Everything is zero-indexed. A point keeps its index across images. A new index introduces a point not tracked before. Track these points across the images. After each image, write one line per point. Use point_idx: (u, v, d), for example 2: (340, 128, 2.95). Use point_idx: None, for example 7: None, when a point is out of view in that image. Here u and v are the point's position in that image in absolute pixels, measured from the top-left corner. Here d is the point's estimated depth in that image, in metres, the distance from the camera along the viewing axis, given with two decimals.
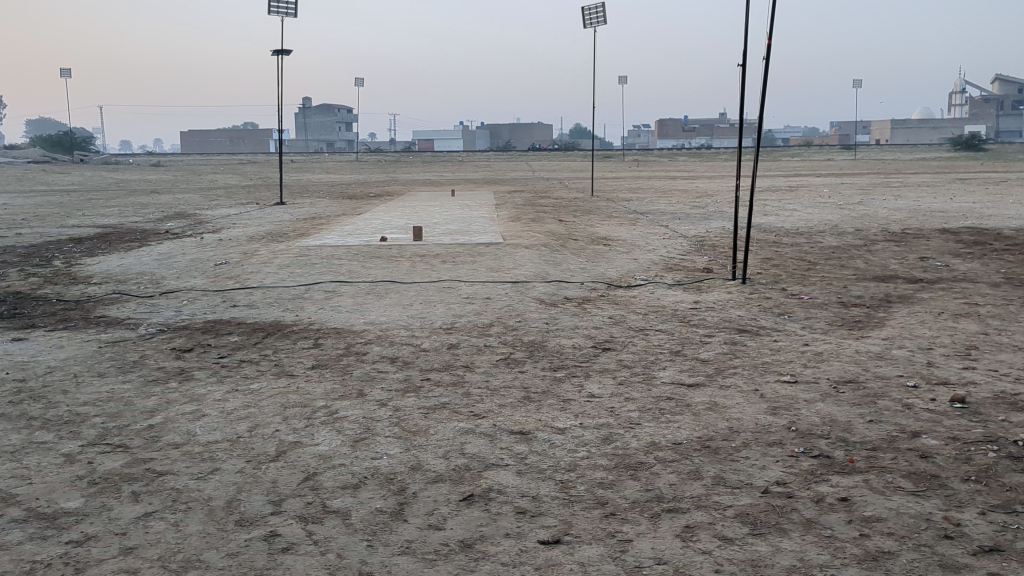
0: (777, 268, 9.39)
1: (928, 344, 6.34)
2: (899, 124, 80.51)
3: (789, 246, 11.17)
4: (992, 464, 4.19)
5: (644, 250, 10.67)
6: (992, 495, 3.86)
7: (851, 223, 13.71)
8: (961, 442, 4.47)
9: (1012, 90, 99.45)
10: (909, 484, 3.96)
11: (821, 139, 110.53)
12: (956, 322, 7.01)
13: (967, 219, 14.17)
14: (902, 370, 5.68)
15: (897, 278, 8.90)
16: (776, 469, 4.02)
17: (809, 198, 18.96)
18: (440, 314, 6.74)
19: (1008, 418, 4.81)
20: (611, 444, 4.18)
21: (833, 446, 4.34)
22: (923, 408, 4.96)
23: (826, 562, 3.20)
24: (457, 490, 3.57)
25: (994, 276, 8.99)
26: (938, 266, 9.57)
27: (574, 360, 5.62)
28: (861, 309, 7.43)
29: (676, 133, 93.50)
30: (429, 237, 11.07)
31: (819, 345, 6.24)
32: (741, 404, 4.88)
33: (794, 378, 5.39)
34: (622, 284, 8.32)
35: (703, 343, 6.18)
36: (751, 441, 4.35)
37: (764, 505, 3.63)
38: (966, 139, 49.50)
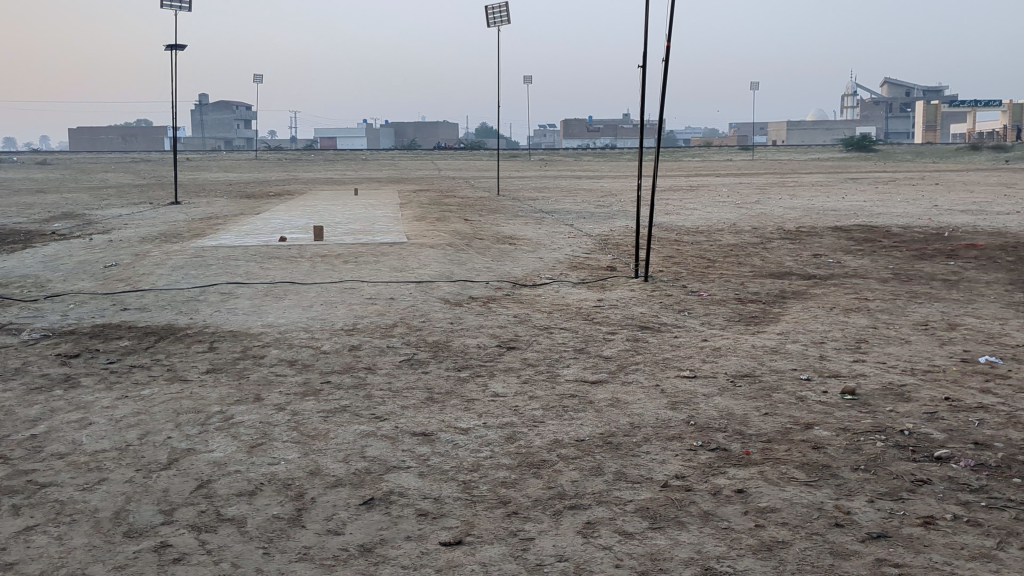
0: (677, 266, 9.58)
1: (821, 338, 6.56)
2: (795, 125, 83.14)
3: (690, 244, 11.40)
4: (880, 454, 4.38)
5: (547, 249, 10.74)
6: (880, 484, 4.03)
7: (748, 221, 14.08)
8: (851, 432, 4.64)
9: (900, 94, 103.76)
10: (802, 474, 4.08)
11: (721, 139, 113.35)
12: (847, 316, 7.27)
13: (857, 217, 14.70)
14: (796, 363, 5.87)
15: (792, 274, 9.18)
16: (675, 463, 4.09)
17: (708, 197, 19.39)
18: (342, 315, 6.64)
19: (895, 409, 5.04)
20: (514, 443, 4.19)
21: (730, 439, 4.45)
22: (816, 400, 5.12)
23: (723, 553, 3.27)
24: (357, 494, 3.52)
25: (882, 273, 9.35)
26: (830, 263, 9.92)
27: (478, 359, 5.61)
28: (758, 305, 7.63)
29: (581, 133, 94.50)
30: (331, 236, 10.93)
31: (717, 340, 6.39)
32: (642, 399, 4.96)
33: (693, 373, 5.49)
34: (526, 282, 8.36)
35: (606, 340, 6.25)
36: (651, 435, 4.42)
37: (664, 499, 3.69)
38: (858, 139, 51.30)
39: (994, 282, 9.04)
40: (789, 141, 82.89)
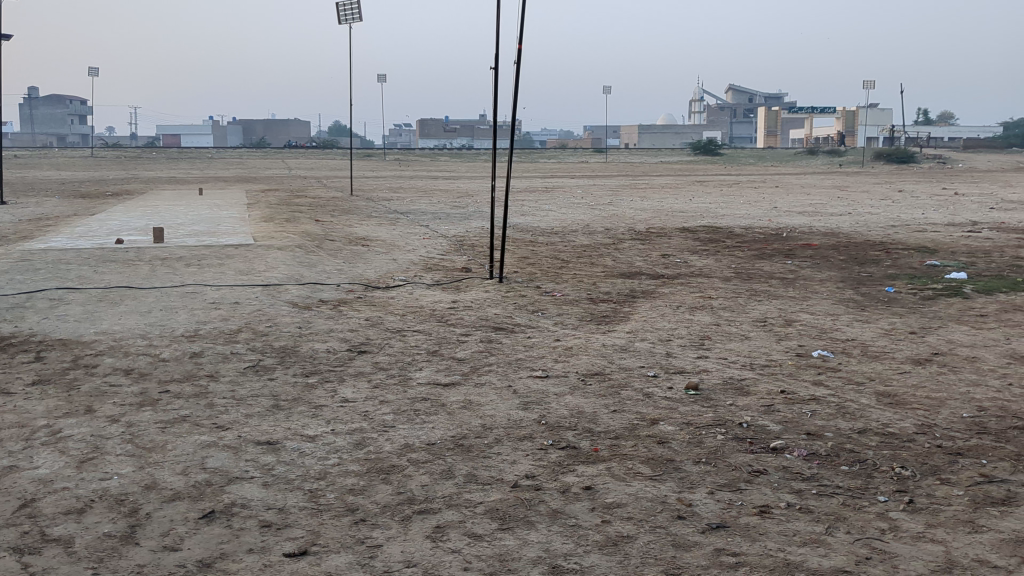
0: (531, 266, 9.70)
1: (668, 335, 6.78)
2: (646, 128, 85.73)
3: (544, 244, 11.57)
4: (720, 447, 4.56)
5: (402, 250, 10.67)
6: (720, 476, 4.21)
7: (600, 222, 14.41)
8: (695, 426, 4.81)
9: (744, 100, 108.74)
10: (648, 469, 4.20)
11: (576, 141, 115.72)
12: (693, 314, 7.55)
13: (703, 218, 15.29)
14: (644, 361, 6.04)
15: (641, 274, 9.45)
16: (525, 463, 4.13)
17: (562, 199, 19.75)
18: (183, 321, 6.39)
19: (735, 403, 5.26)
20: (364, 449, 4.13)
21: (579, 437, 4.53)
22: (662, 396, 5.29)
23: (570, 550, 3.33)
24: (197, 507, 3.39)
25: (726, 272, 9.75)
26: (677, 263, 10.27)
27: (327, 364, 5.50)
28: (608, 304, 7.81)
29: (438, 133, 94.40)
30: (173, 238, 10.56)
31: (569, 339, 6.50)
32: (494, 400, 4.98)
33: (545, 373, 5.57)
34: (379, 284, 8.30)
35: (459, 342, 6.26)
36: (502, 436, 4.45)
37: (513, 499, 3.72)
38: (704, 143, 53.33)
39: (828, 280, 9.58)
40: (641, 143, 85.42)
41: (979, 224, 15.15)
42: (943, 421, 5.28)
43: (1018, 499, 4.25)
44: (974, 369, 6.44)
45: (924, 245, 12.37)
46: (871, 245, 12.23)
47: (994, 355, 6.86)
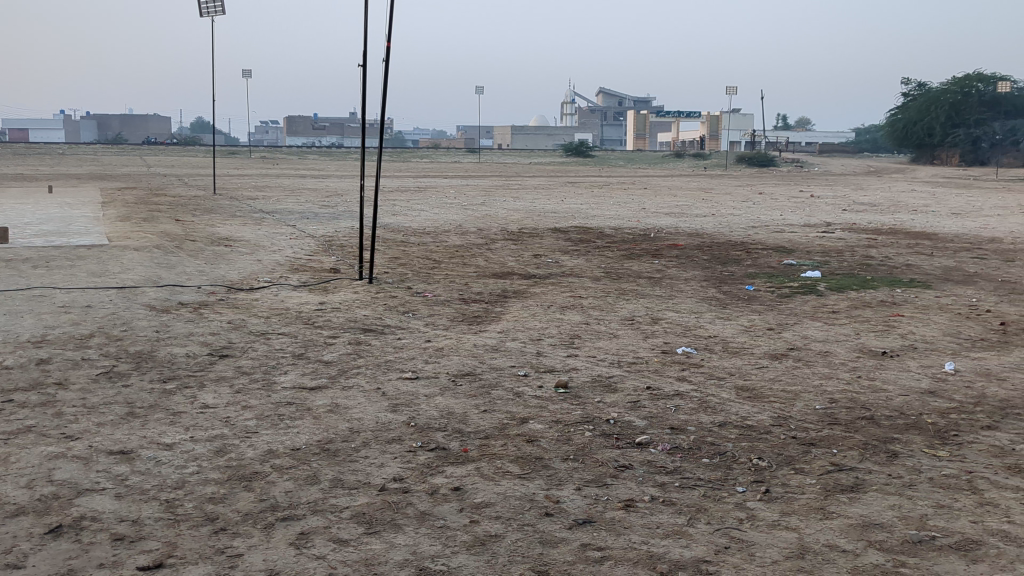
0: (401, 266, 9.64)
1: (538, 334, 6.85)
2: (519, 129, 86.51)
3: (415, 245, 11.52)
4: (587, 443, 4.64)
5: (268, 251, 10.40)
6: (587, 471, 4.28)
7: (471, 222, 14.43)
8: (563, 424, 4.87)
9: (615, 103, 111.29)
10: (517, 468, 4.23)
11: (451, 141, 115.79)
12: (563, 313, 7.65)
13: (573, 219, 15.52)
14: (514, 360, 6.08)
15: (512, 274, 9.52)
16: (393, 466, 4.10)
17: (434, 198, 19.71)
18: (29, 327, 6.05)
19: (603, 400, 5.37)
20: (225, 456, 4.01)
21: (448, 438, 4.52)
22: (531, 395, 5.34)
23: (438, 552, 3.32)
24: (42, 522, 3.21)
25: (595, 271, 9.94)
26: (548, 262, 10.39)
27: (187, 369, 5.31)
28: (480, 304, 7.83)
29: (309, 131, 92.67)
30: (18, 238, 10.00)
31: (440, 340, 6.49)
32: (362, 403, 4.92)
33: (415, 374, 5.53)
34: (243, 286, 8.07)
35: (327, 344, 6.15)
36: (370, 439, 4.40)
37: (380, 503, 3.68)
38: (575, 145, 54.14)
39: (692, 279, 9.88)
40: (514, 144, 86.16)
41: (832, 225, 15.97)
42: (798, 412, 5.54)
43: (865, 485, 4.50)
44: (826, 363, 6.78)
45: (782, 246, 12.94)
46: (733, 245, 12.71)
47: (845, 349, 7.25)
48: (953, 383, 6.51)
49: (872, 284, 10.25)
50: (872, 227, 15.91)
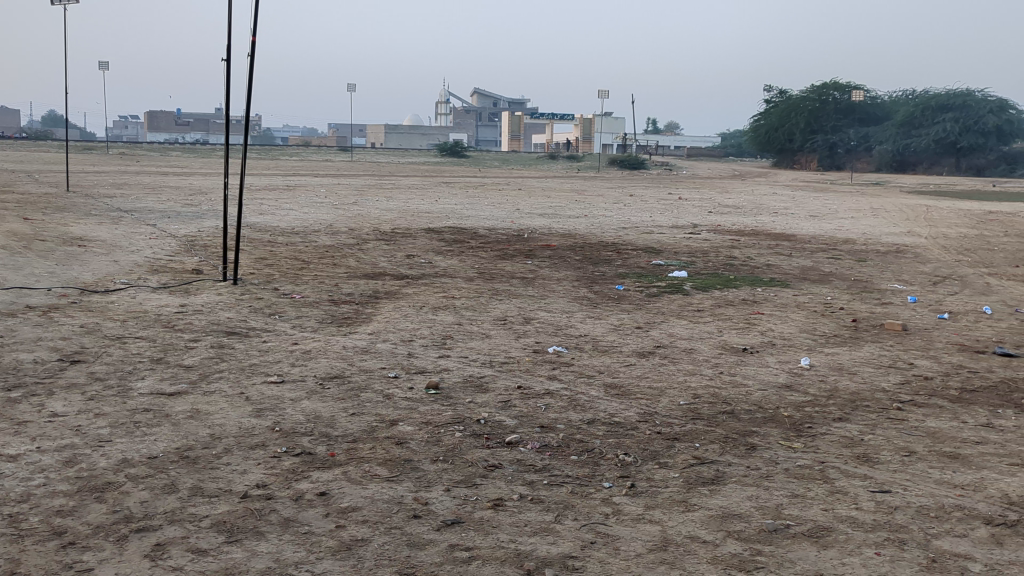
0: (269, 267, 9.42)
1: (410, 336, 6.81)
2: (394, 129, 85.85)
3: (282, 245, 11.29)
4: (457, 444, 4.64)
5: (125, 252, 9.97)
6: (456, 472, 4.29)
7: (343, 222, 14.24)
8: (432, 425, 4.86)
9: (490, 104, 111.94)
10: (385, 470, 4.19)
11: (325, 139, 113.96)
12: (435, 314, 7.64)
13: (447, 220, 15.52)
14: (384, 362, 6.02)
15: (384, 275, 9.44)
16: (256, 472, 4.00)
17: (303, 197, 19.35)
18: None
19: (473, 401, 5.38)
20: (75, 466, 3.82)
21: (315, 442, 4.44)
22: (401, 397, 5.30)
23: (302, 558, 3.26)
24: None
25: (468, 272, 9.96)
26: (421, 263, 10.35)
27: (34, 376, 5.04)
28: (350, 306, 7.73)
29: (175, 127, 89.46)
30: None
31: (307, 342, 6.37)
32: (225, 409, 4.78)
33: (281, 378, 5.41)
34: (98, 288, 7.72)
35: (188, 348, 5.94)
36: (232, 446, 4.27)
37: (243, 510, 3.58)
38: (449, 145, 54.10)
39: (563, 279, 10.03)
40: (388, 143, 85.42)
41: (697, 226, 16.54)
42: (664, 408, 5.69)
43: (725, 477, 4.66)
44: (691, 359, 7.00)
45: (651, 246, 13.29)
46: (603, 246, 12.99)
47: (708, 346, 7.50)
48: (808, 377, 6.83)
49: (735, 284, 10.64)
50: (734, 228, 16.55)
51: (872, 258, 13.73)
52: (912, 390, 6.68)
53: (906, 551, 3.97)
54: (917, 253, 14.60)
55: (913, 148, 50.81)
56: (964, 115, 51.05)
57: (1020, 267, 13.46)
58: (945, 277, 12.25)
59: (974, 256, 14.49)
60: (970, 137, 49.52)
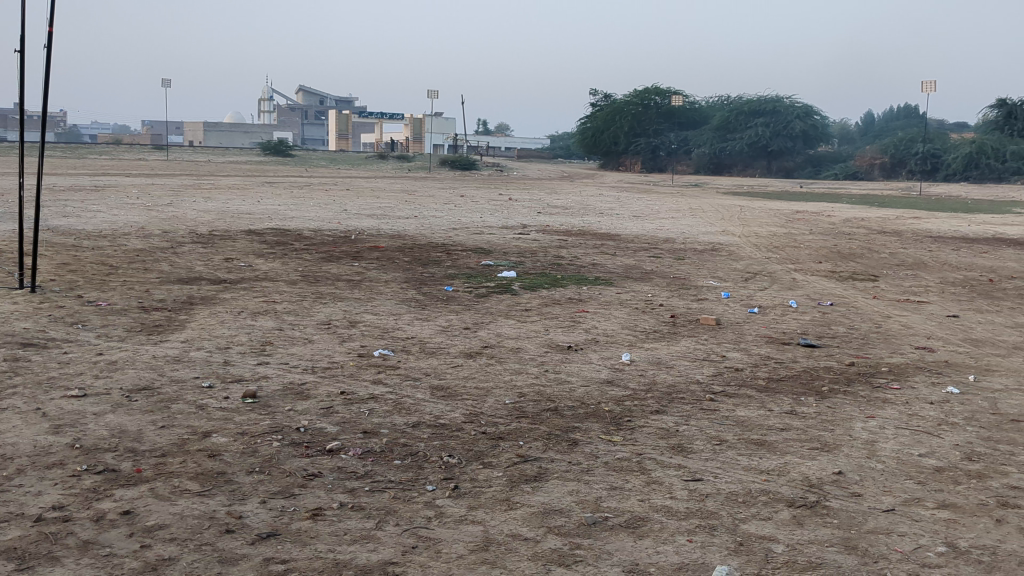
0: (73, 273, 8.88)
1: (227, 343, 6.57)
2: (218, 127, 82.85)
3: (89, 249, 10.65)
4: (275, 453, 4.51)
5: None
6: (273, 483, 4.17)
7: (157, 225, 13.59)
8: (248, 435, 4.70)
9: (318, 102, 109.90)
10: (196, 485, 4.03)
11: (143, 136, 108.59)
12: (254, 319, 7.41)
13: (270, 221, 15.11)
14: (198, 371, 5.79)
15: (201, 280, 9.08)
16: (52, 493, 3.75)
17: (114, 198, 18.37)
18: None
19: (293, 408, 5.25)
20: None
21: (120, 458, 4.21)
22: (216, 407, 5.10)
23: None
24: None
25: (291, 275, 9.73)
26: (241, 266, 10.02)
27: None
28: (162, 313, 7.38)
29: None
30: None
31: (114, 353, 6.03)
32: (18, 427, 4.45)
33: (83, 392, 5.09)
34: None
35: None
36: (26, 466, 3.99)
37: (36, 536, 3.36)
38: (274, 143, 52.70)
39: (390, 281, 9.96)
40: (212, 141, 82.32)
41: (526, 226, 16.84)
42: (488, 408, 5.74)
43: (547, 474, 4.75)
44: (516, 359, 7.09)
45: (479, 247, 13.40)
46: (432, 247, 12.99)
47: (534, 345, 7.62)
48: (629, 372, 7.08)
49: (561, 283, 10.87)
50: (562, 228, 16.95)
51: (689, 256, 14.39)
52: (724, 381, 7.04)
53: (715, 536, 4.16)
54: (731, 250, 15.41)
55: (728, 151, 53.74)
56: (774, 119, 54.40)
57: (822, 262, 14.47)
58: (756, 273, 12.98)
59: (782, 253, 15.45)
60: (779, 141, 52.92)
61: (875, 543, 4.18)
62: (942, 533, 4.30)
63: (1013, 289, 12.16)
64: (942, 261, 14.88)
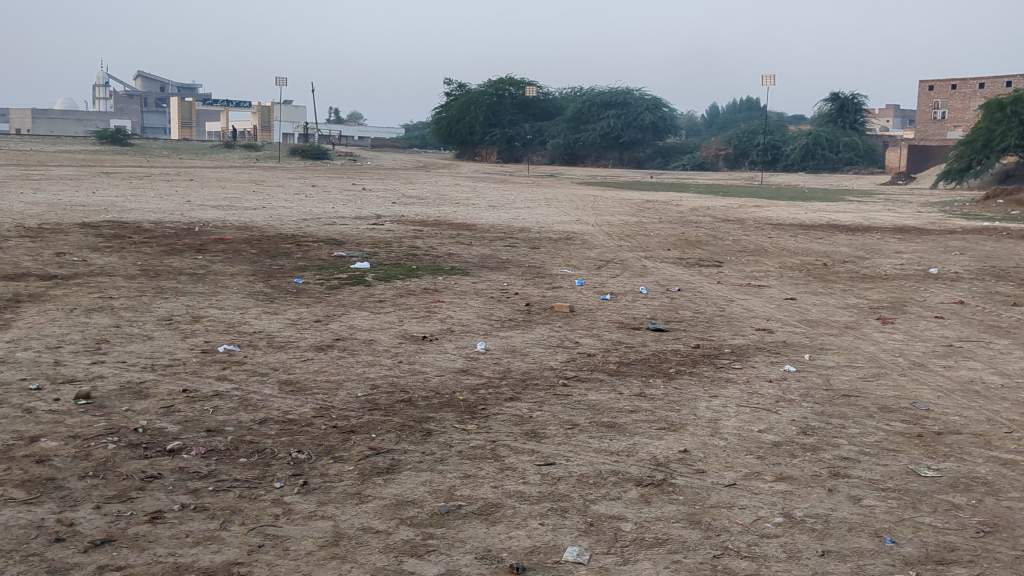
0: None
1: (58, 342, 6.22)
2: (51, 115, 78.14)
3: None
4: (110, 456, 4.31)
5: None
6: (109, 487, 3.98)
7: None
8: (81, 439, 4.47)
9: (162, 89, 105.31)
10: (23, 493, 3.80)
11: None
12: (89, 317, 7.04)
13: (107, 214, 14.38)
14: (25, 373, 5.46)
15: (30, 276, 8.55)
16: None
17: None
18: None
19: (131, 408, 5.02)
20: None
21: None
22: (45, 411, 4.82)
23: None
24: None
25: (130, 269, 9.30)
26: (75, 261, 9.50)
27: None
28: None
29: None
30: None
31: None
32: None
33: None
34: None
35: None
36: None
37: None
38: (112, 132, 50.16)
39: (237, 274, 9.67)
40: (44, 130, 77.60)
41: (380, 216, 16.67)
42: (339, 401, 5.66)
43: (400, 466, 4.73)
44: (370, 351, 7.01)
45: (332, 238, 13.18)
46: (282, 238, 12.68)
47: (387, 336, 7.56)
48: (483, 361, 7.13)
49: (416, 273, 10.81)
50: (416, 218, 16.87)
51: (544, 245, 14.62)
52: (576, 366, 7.20)
53: (566, 518, 4.25)
54: (585, 239, 15.75)
55: (581, 142, 54.86)
56: (625, 112, 55.87)
57: (671, 250, 14.97)
58: (608, 261, 13.31)
59: (633, 241, 15.91)
60: (630, 133, 54.50)
61: (717, 516, 4.36)
62: (778, 504, 4.53)
63: (845, 272, 12.93)
64: (781, 247, 15.67)
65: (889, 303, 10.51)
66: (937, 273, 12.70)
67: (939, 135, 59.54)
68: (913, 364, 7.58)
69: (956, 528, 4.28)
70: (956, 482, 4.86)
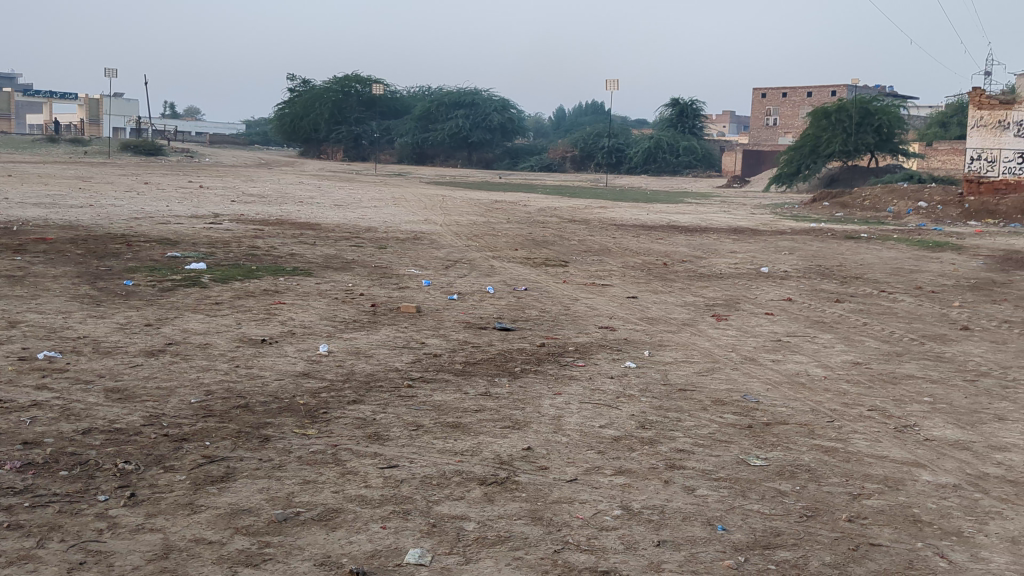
0: None
1: None
2: None
3: None
4: None
5: None
6: None
7: None
8: None
9: None
10: None
11: None
12: None
13: None
14: None
15: None
16: None
17: None
18: None
19: None
20: None
21: None
22: None
23: None
24: None
25: None
26: None
27: None
28: None
29: None
30: None
31: None
32: None
33: None
34: None
35: None
36: None
37: None
38: None
39: (61, 276, 9.14)
40: None
41: (219, 215, 16.11)
42: (171, 409, 5.43)
43: (235, 473, 4.58)
44: (205, 355, 6.77)
45: (165, 237, 12.63)
46: (111, 238, 12.07)
47: (225, 340, 7.31)
48: (326, 363, 7.01)
49: (256, 274, 10.51)
50: (257, 217, 16.39)
51: (390, 245, 14.50)
52: (421, 367, 7.17)
53: (408, 520, 4.23)
54: (432, 239, 15.73)
55: (430, 142, 54.79)
56: (473, 112, 56.20)
57: (518, 250, 15.17)
58: (455, 261, 13.34)
59: (480, 240, 16.00)
60: (479, 133, 54.93)
61: (558, 511, 4.45)
62: (617, 497, 4.66)
63: (683, 271, 13.45)
64: (624, 247, 16.14)
65: (724, 301, 11.00)
66: (768, 272, 13.37)
67: (771, 140, 62.83)
68: (746, 359, 7.96)
69: (782, 514, 4.53)
70: (782, 470, 5.14)
